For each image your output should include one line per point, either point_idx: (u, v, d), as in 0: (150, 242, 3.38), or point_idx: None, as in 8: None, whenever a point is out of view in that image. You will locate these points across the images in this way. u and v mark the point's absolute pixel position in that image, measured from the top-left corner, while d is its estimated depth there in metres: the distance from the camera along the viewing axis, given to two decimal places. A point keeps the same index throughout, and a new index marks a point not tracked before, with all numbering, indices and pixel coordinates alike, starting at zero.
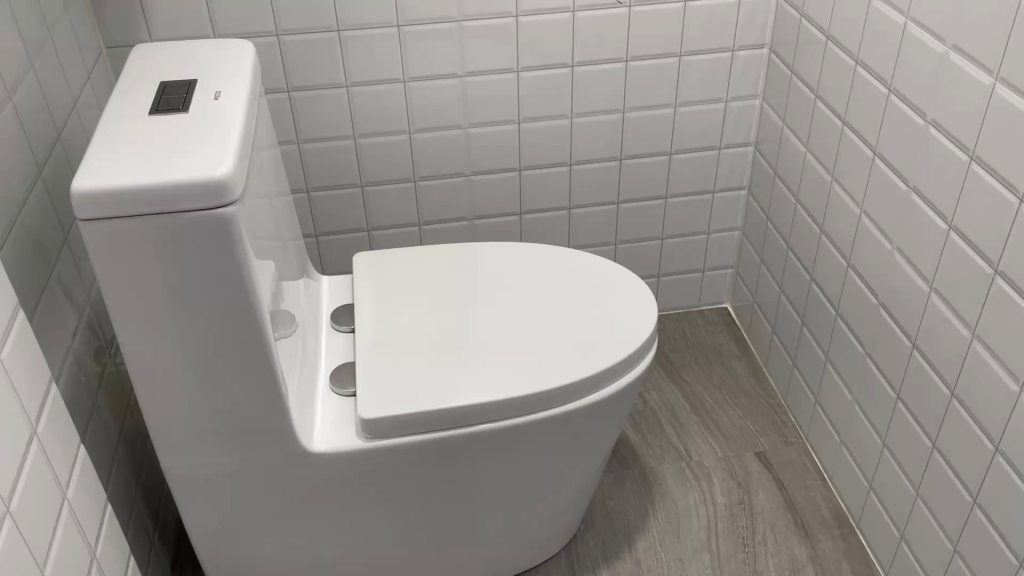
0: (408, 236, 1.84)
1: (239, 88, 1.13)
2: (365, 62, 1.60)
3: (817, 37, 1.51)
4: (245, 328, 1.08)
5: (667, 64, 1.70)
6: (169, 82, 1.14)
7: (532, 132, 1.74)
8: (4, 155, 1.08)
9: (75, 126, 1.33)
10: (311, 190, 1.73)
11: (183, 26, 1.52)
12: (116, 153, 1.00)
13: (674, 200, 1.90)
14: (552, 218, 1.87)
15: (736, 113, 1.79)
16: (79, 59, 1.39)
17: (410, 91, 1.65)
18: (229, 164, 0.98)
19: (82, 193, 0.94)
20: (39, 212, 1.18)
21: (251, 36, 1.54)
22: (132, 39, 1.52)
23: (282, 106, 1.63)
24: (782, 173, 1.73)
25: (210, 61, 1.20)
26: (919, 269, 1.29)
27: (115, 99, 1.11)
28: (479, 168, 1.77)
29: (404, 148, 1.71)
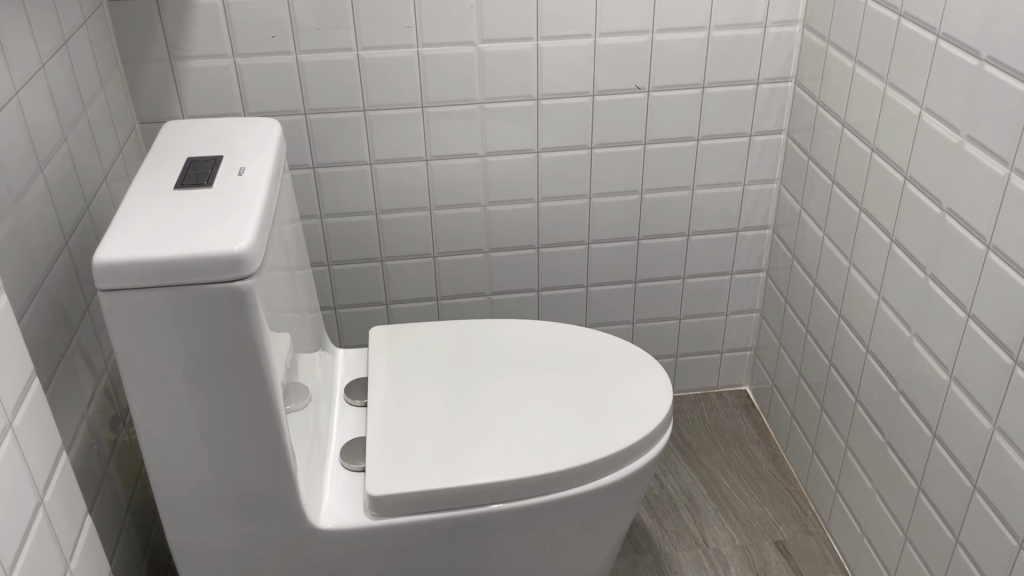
0: (426, 311, 1.85)
1: (263, 164, 1.16)
2: (388, 140, 1.64)
3: (833, 125, 1.53)
4: (256, 401, 1.09)
5: (685, 148, 1.72)
6: (196, 157, 1.17)
7: (551, 211, 1.76)
8: (32, 225, 1.11)
9: (104, 198, 1.37)
10: (331, 263, 1.76)
11: (214, 105, 1.57)
12: (139, 225, 1.02)
13: (692, 281, 1.90)
14: (570, 296, 1.87)
15: (754, 196, 1.81)
16: (112, 134, 1.43)
17: (432, 169, 1.68)
18: (248, 238, 0.99)
19: (104, 263, 0.96)
20: (63, 280, 1.20)
21: (279, 114, 1.59)
22: (164, 115, 1.57)
23: (307, 182, 1.66)
24: (800, 257, 1.72)
25: (237, 137, 1.23)
26: (938, 357, 1.27)
27: (143, 174, 1.14)
28: (498, 245, 1.79)
29: (424, 224, 1.74)
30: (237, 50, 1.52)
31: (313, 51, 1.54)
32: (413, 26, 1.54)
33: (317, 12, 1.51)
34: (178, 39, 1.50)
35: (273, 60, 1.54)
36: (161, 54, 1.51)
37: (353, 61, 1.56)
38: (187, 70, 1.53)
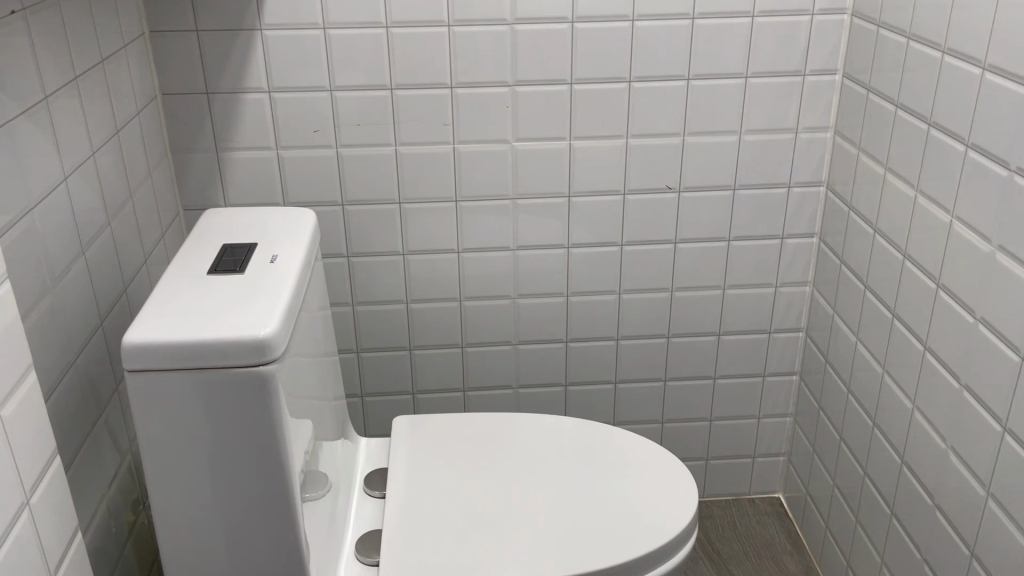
0: (452, 402, 1.84)
1: (295, 252, 1.19)
2: (421, 231, 1.67)
3: (865, 230, 1.53)
4: (272, 489, 1.08)
5: (716, 248, 1.73)
6: (232, 244, 1.21)
7: (580, 306, 1.76)
8: (69, 305, 1.14)
9: (142, 280, 1.41)
10: (360, 351, 1.77)
11: (256, 194, 1.62)
12: (171, 308, 1.05)
13: (723, 381, 1.87)
14: (597, 392, 1.85)
15: (786, 298, 1.79)
16: (156, 219, 1.49)
17: (463, 261, 1.70)
18: (273, 324, 1.01)
19: (133, 344, 0.98)
20: (95, 359, 1.22)
21: (318, 205, 1.64)
22: (208, 202, 1.62)
23: (341, 271, 1.69)
24: (833, 361, 1.69)
25: (272, 225, 1.27)
26: (975, 471, 1.22)
27: (180, 258, 1.18)
28: (526, 338, 1.79)
29: (454, 314, 1.75)
30: (281, 143, 1.59)
31: (353, 144, 1.60)
32: (450, 123, 1.59)
33: (358, 108, 1.57)
34: (225, 131, 1.57)
35: (314, 153, 1.60)
36: (208, 144, 1.58)
37: (391, 155, 1.61)
38: (231, 160, 1.59)
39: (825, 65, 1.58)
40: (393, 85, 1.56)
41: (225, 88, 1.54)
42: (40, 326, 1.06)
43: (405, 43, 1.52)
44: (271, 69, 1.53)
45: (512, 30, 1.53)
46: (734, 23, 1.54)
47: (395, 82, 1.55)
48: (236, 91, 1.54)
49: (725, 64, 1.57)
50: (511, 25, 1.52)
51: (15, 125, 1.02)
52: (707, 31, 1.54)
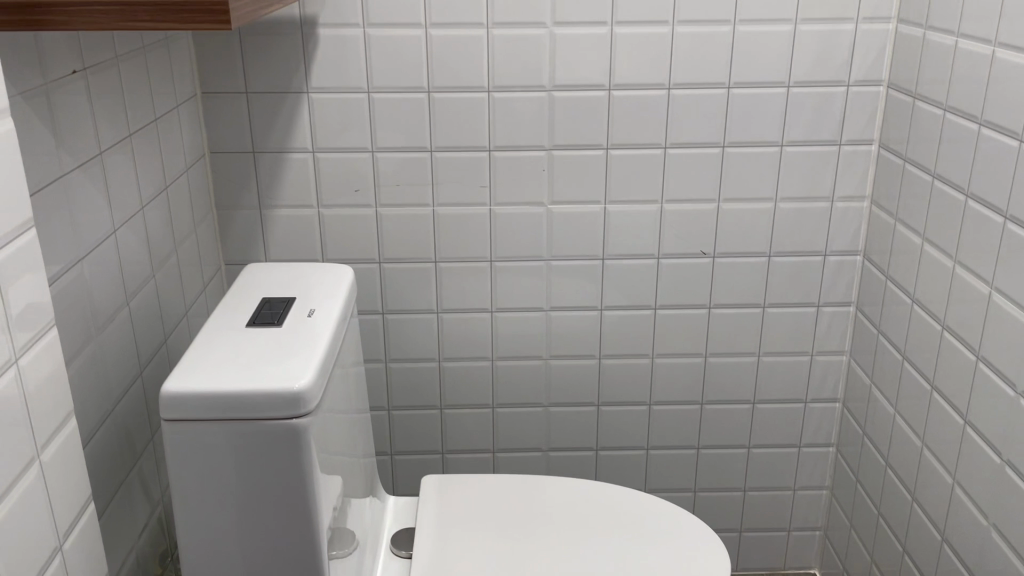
0: (482, 463, 1.83)
1: (332, 307, 1.21)
2: (456, 290, 1.69)
3: (903, 300, 1.51)
4: (299, 543, 1.08)
5: (750, 314, 1.72)
6: (271, 297, 1.23)
7: (612, 369, 1.76)
8: (110, 354, 1.17)
9: (182, 332, 1.44)
10: (391, 408, 1.77)
11: (296, 250, 1.66)
12: (210, 358, 1.07)
13: (757, 450, 1.84)
14: (629, 458, 1.83)
15: (822, 368, 1.77)
16: (198, 272, 1.52)
17: (496, 321, 1.71)
18: (308, 377, 1.02)
19: (170, 393, 1.00)
20: (132, 408, 1.24)
21: (355, 262, 1.67)
22: (249, 257, 1.66)
23: (375, 327, 1.71)
24: (871, 433, 1.66)
25: (310, 281, 1.30)
26: (1019, 551, 1.18)
27: (221, 310, 1.20)
28: (558, 400, 1.78)
29: (485, 374, 1.75)
30: (322, 201, 1.63)
31: (392, 204, 1.63)
32: (487, 185, 1.62)
33: (398, 169, 1.61)
34: (268, 189, 1.61)
35: (353, 211, 1.63)
36: (252, 201, 1.62)
37: (429, 215, 1.64)
38: (274, 217, 1.63)
39: (860, 135, 1.59)
40: (432, 147, 1.60)
41: (270, 147, 1.59)
42: (83, 374, 1.08)
43: (445, 107, 1.57)
44: (315, 129, 1.58)
45: (550, 96, 1.56)
46: (770, 93, 1.56)
47: (435, 145, 1.59)
48: (281, 150, 1.59)
49: (760, 132, 1.59)
50: (549, 92, 1.56)
51: (71, 179, 1.06)
52: (742, 100, 1.56)
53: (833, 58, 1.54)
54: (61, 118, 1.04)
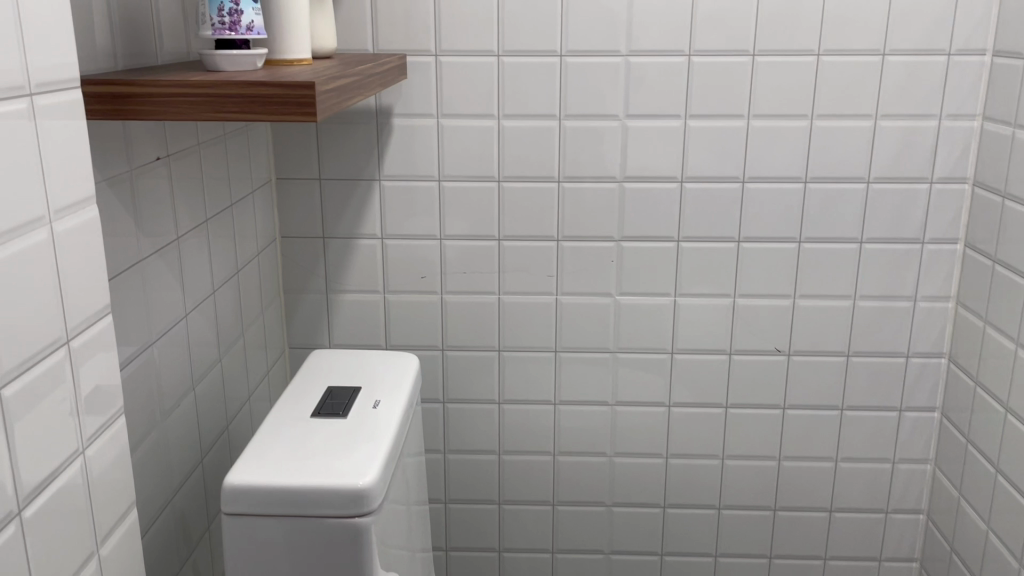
0: (540, 563, 1.75)
1: (397, 398, 1.18)
2: (519, 381, 1.65)
3: (994, 407, 1.42)
4: None
5: (827, 416, 1.64)
6: (336, 386, 1.21)
7: (680, 469, 1.68)
8: (174, 439, 1.15)
9: (244, 417, 1.42)
10: (448, 501, 1.72)
11: (360, 335, 1.65)
12: (273, 449, 1.04)
13: (834, 562, 1.72)
14: (696, 564, 1.73)
15: (905, 476, 1.67)
16: (262, 357, 1.52)
17: (559, 413, 1.66)
18: (372, 474, 0.99)
19: (231, 484, 0.97)
20: (191, 496, 1.22)
21: (418, 348, 1.65)
22: (313, 341, 1.65)
23: (435, 416, 1.68)
24: (960, 549, 1.54)
25: (376, 370, 1.27)
26: None
27: (286, 398, 1.18)
28: (621, 499, 1.70)
29: (547, 469, 1.69)
30: (388, 287, 1.62)
31: (458, 291, 1.62)
32: (554, 275, 1.59)
33: (465, 257, 1.60)
34: (336, 274, 1.62)
35: (419, 298, 1.62)
36: (319, 285, 1.62)
37: (494, 304, 1.62)
38: (340, 303, 1.63)
39: (944, 234, 1.54)
40: (500, 236, 1.59)
41: (340, 233, 1.60)
42: (145, 460, 1.07)
43: (515, 196, 1.56)
44: (385, 216, 1.58)
45: (621, 187, 1.55)
46: (848, 188, 1.52)
47: (503, 234, 1.58)
48: (351, 236, 1.60)
49: (838, 228, 1.54)
50: (620, 183, 1.55)
51: (148, 264, 1.07)
52: (820, 195, 1.53)
53: (914, 155, 1.50)
54: (143, 205, 1.05)
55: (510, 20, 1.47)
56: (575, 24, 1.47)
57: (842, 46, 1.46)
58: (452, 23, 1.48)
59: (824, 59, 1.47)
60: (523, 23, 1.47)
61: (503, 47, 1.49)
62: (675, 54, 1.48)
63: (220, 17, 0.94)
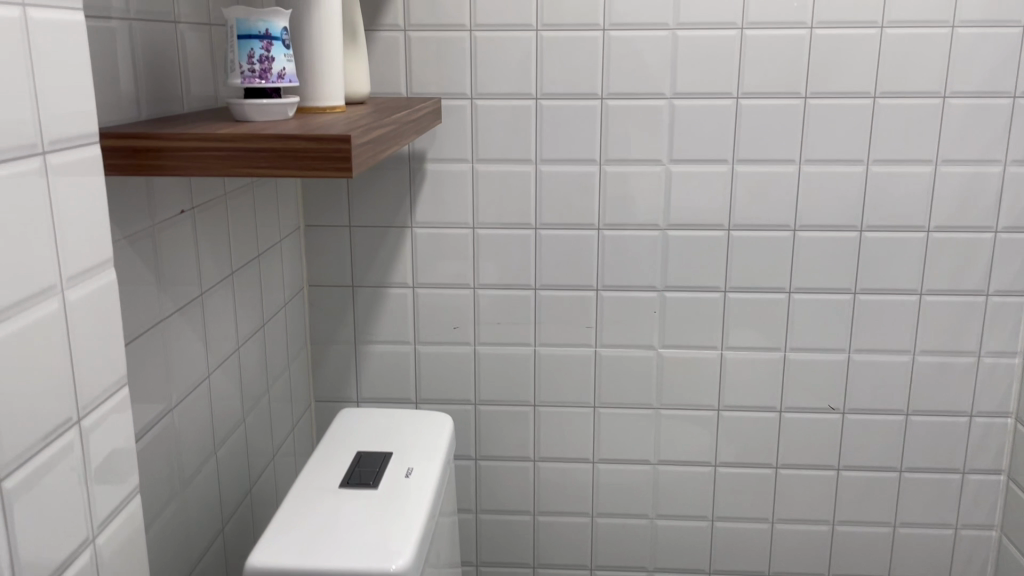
0: None
1: (431, 466, 1.10)
2: (555, 438, 1.57)
3: None
4: None
5: (884, 478, 1.54)
6: (365, 451, 1.13)
7: (726, 532, 1.58)
8: (193, 509, 1.08)
9: (267, 477, 1.35)
10: (481, 563, 1.63)
11: (389, 388, 1.57)
12: (299, 525, 0.96)
13: None
14: None
15: (969, 543, 1.56)
16: (288, 412, 1.46)
17: (598, 472, 1.57)
18: (405, 555, 0.91)
19: (253, 566, 0.90)
20: (211, 568, 1.14)
21: (450, 403, 1.57)
22: (340, 394, 1.58)
23: (467, 474, 1.59)
24: None
25: (408, 432, 1.20)
26: None
27: (312, 464, 1.11)
28: (664, 564, 1.61)
29: (585, 531, 1.60)
30: (419, 338, 1.55)
31: (492, 343, 1.54)
32: (593, 326, 1.52)
33: (500, 307, 1.52)
34: (365, 324, 1.55)
35: (451, 350, 1.55)
36: (347, 336, 1.56)
37: (530, 356, 1.54)
38: (369, 354, 1.56)
39: (1010, 285, 1.44)
40: (537, 285, 1.51)
41: (370, 282, 1.53)
42: (163, 534, 1.00)
43: (553, 245, 1.49)
44: (417, 265, 1.52)
45: (665, 235, 1.47)
46: (907, 238, 1.44)
47: (539, 283, 1.51)
48: (381, 285, 1.53)
49: (896, 279, 1.46)
50: (663, 230, 1.47)
51: (169, 324, 1.01)
52: (876, 244, 1.44)
53: (978, 202, 1.41)
54: (166, 261, 0.99)
55: (550, 63, 1.42)
56: (617, 66, 1.41)
57: (899, 89, 1.38)
58: (488, 65, 1.42)
59: (881, 102, 1.39)
60: (563, 65, 1.42)
61: (542, 90, 1.43)
62: (723, 96, 1.41)
63: (251, 65, 0.88)
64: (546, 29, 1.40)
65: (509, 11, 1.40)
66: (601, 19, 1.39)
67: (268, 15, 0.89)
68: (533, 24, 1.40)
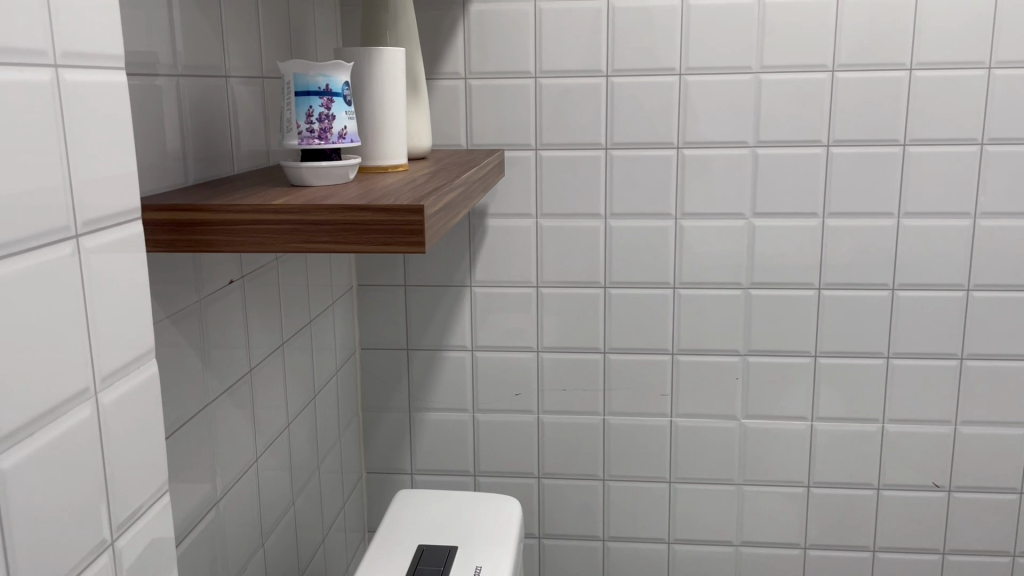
0: None
1: (503, 562, 0.98)
2: (626, 515, 1.45)
3: None
4: None
5: (995, 562, 1.39)
6: (428, 545, 1.02)
7: None
8: None
9: (316, 563, 1.25)
10: None
11: (446, 460, 1.46)
12: None
13: None
14: None
15: None
16: (339, 488, 1.35)
17: (674, 553, 1.45)
18: None
19: None
20: None
21: (511, 476, 1.45)
22: (393, 466, 1.48)
23: (530, 553, 1.47)
24: None
25: (474, 520, 1.08)
26: None
27: (370, 561, 0.99)
28: None
29: None
30: (478, 404, 1.44)
31: (557, 411, 1.42)
32: (668, 393, 1.40)
33: (566, 372, 1.41)
34: (420, 391, 1.44)
35: (512, 420, 1.43)
36: (401, 403, 1.45)
37: (599, 425, 1.42)
38: (424, 422, 1.45)
39: None
40: (606, 348, 1.40)
41: (425, 345, 1.43)
42: None
43: (624, 305, 1.38)
44: (476, 327, 1.41)
45: (748, 294, 1.35)
46: (1020, 298, 1.30)
47: (609, 345, 1.39)
48: (438, 348, 1.43)
49: (1007, 343, 1.32)
50: (746, 289, 1.35)
51: (215, 408, 0.91)
52: (984, 305, 1.31)
53: None
54: (212, 338, 0.90)
55: (621, 110, 1.32)
56: (695, 113, 1.30)
57: (1008, 134, 1.26)
58: (555, 113, 1.33)
59: (988, 148, 1.27)
60: (635, 113, 1.31)
61: (612, 139, 1.33)
62: (812, 144, 1.29)
63: (309, 124, 0.79)
64: (617, 74, 1.30)
65: (577, 56, 1.31)
66: (678, 63, 1.29)
67: (329, 68, 0.80)
68: (603, 69, 1.31)
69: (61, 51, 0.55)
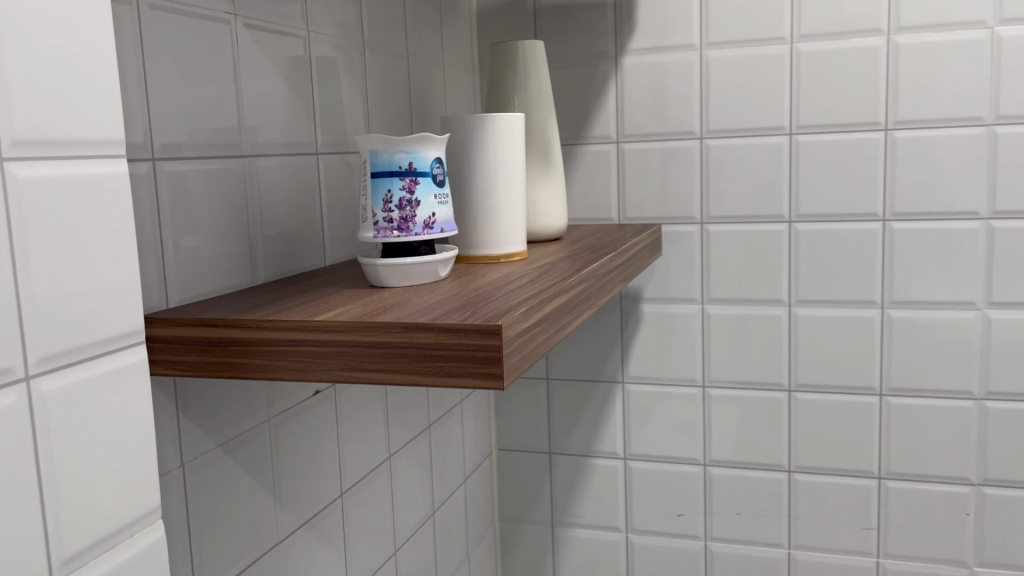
0: None
1: None
2: None
3: None
4: None
5: None
6: None
7: None
8: None
9: None
10: None
11: None
12: None
13: None
14: None
15: None
16: None
17: None
18: None
19: None
20: None
21: None
22: None
23: None
24: None
25: None
26: None
27: None
28: None
29: None
30: (632, 523, 1.22)
31: (728, 539, 1.18)
32: (874, 526, 1.11)
33: (740, 493, 1.16)
34: (565, 503, 1.24)
35: (673, 545, 1.20)
36: (543, 516, 1.26)
37: (782, 559, 1.16)
38: (569, 540, 1.25)
39: None
40: (791, 466, 1.13)
41: (570, 450, 1.23)
42: None
43: (815, 414, 1.11)
44: (630, 431, 1.20)
45: (982, 406, 1.04)
46: None
47: (795, 463, 1.13)
48: (585, 454, 1.22)
49: None
50: (979, 400, 1.04)
51: (292, 547, 0.76)
52: None
53: None
54: (290, 462, 0.76)
55: (808, 176, 1.07)
56: (906, 178, 1.03)
57: None
58: (726, 182, 1.11)
59: None
60: (827, 179, 1.06)
61: (798, 210, 1.08)
62: None
63: (387, 212, 0.64)
64: (803, 132, 1.07)
65: (753, 112, 1.08)
66: (883, 117, 1.03)
67: (412, 143, 0.65)
68: (785, 127, 1.07)
69: (10, 139, 0.41)
